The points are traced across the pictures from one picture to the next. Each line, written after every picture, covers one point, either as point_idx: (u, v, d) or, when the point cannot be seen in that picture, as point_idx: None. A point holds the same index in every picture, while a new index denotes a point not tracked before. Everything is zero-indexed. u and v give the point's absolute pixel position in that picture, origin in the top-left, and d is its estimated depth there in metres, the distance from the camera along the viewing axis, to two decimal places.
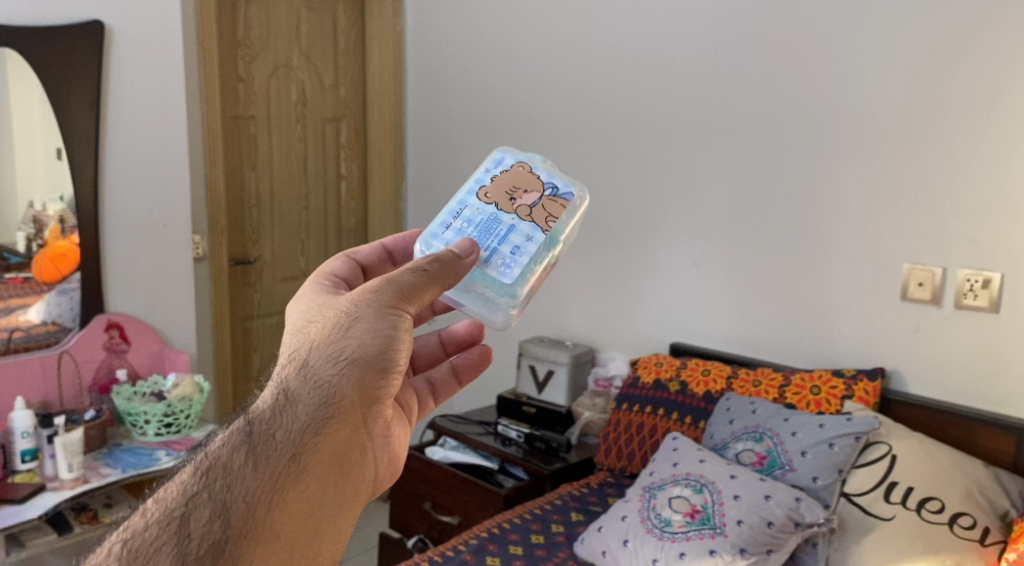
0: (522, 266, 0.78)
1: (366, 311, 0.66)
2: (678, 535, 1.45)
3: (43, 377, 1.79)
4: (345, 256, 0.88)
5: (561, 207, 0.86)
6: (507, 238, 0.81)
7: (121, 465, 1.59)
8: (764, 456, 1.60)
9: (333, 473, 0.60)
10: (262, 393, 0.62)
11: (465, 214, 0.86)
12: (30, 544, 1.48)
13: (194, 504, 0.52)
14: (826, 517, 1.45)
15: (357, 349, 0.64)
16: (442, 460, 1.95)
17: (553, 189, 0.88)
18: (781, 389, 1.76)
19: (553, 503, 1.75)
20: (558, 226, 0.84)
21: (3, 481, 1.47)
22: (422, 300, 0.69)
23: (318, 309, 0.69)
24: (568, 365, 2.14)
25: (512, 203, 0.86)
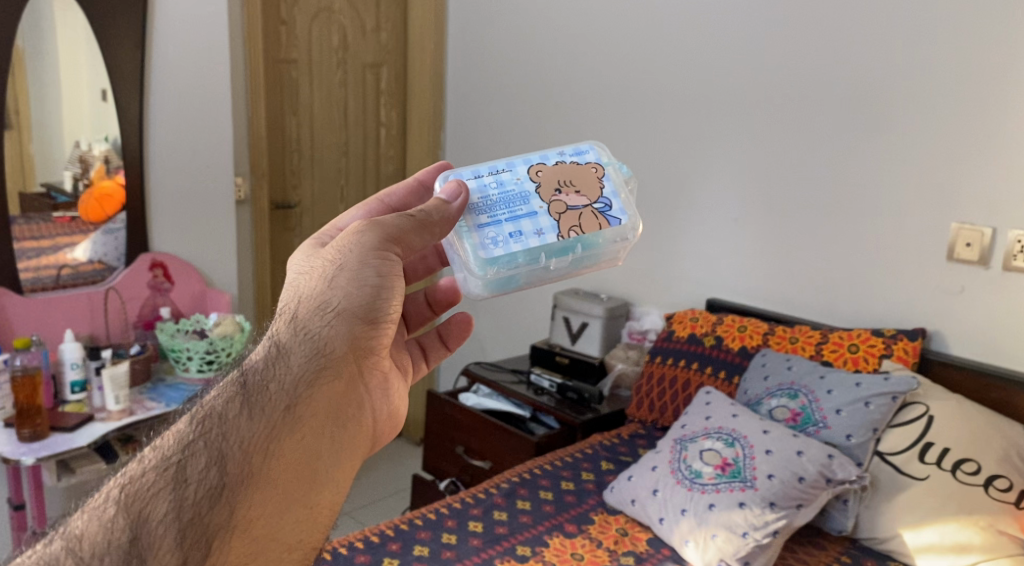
0: (506, 251, 0.86)
1: (350, 263, 0.74)
2: (708, 487, 1.51)
3: (91, 312, 1.83)
4: (376, 198, 0.92)
5: (598, 225, 0.91)
6: (518, 217, 0.90)
7: (165, 400, 1.61)
8: (798, 413, 1.61)
9: (329, 422, 0.68)
10: (258, 347, 0.70)
11: (502, 176, 0.95)
12: (81, 471, 1.50)
13: (191, 450, 0.59)
14: (858, 476, 1.50)
15: (345, 301, 0.72)
16: (475, 406, 1.97)
17: (604, 207, 0.94)
18: (819, 346, 1.74)
19: (584, 452, 1.77)
20: (577, 239, 0.90)
21: (54, 411, 1.53)
22: (405, 245, 0.77)
23: (306, 261, 0.76)
24: (602, 318, 2.12)
25: (549, 197, 0.94)
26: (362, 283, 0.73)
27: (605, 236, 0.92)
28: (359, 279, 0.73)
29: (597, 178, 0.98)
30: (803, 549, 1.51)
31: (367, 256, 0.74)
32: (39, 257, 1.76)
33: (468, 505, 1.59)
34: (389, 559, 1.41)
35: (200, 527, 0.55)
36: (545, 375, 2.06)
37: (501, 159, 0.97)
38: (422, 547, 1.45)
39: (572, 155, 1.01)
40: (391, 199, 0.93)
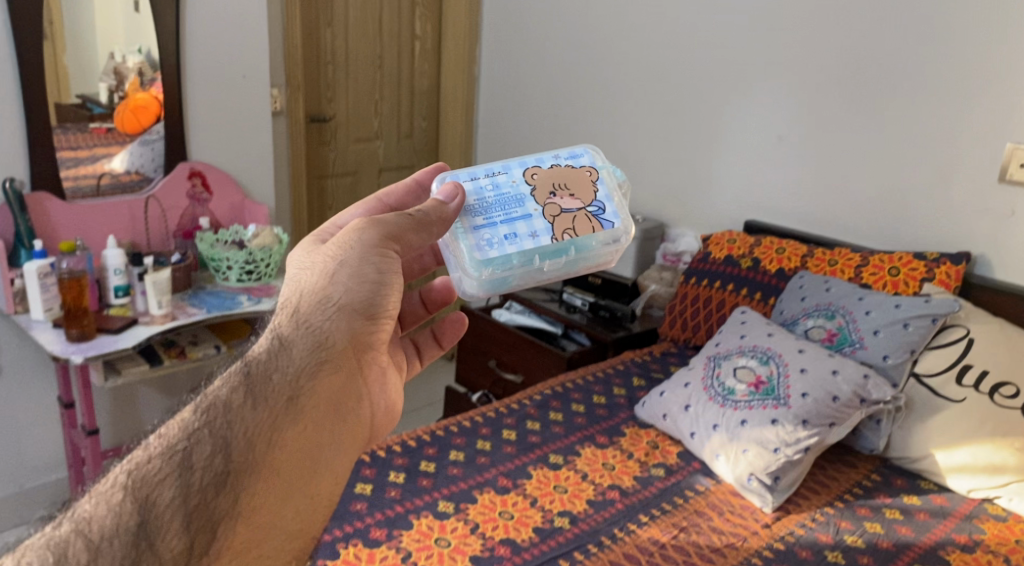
0: (502, 252, 0.86)
1: (350, 259, 0.74)
2: (741, 403, 1.55)
3: (132, 219, 1.87)
4: (374, 199, 0.93)
5: (591, 227, 0.91)
6: (511, 220, 0.89)
7: (206, 306, 1.63)
8: (834, 333, 1.61)
9: (329, 414, 0.68)
10: (260, 340, 0.70)
11: (497, 178, 0.95)
12: (126, 373, 1.52)
13: (196, 438, 0.59)
14: (893, 396, 1.51)
15: (345, 295, 0.72)
16: (508, 322, 2.02)
17: (597, 209, 0.93)
18: (858, 269, 1.72)
19: (617, 368, 1.84)
20: (571, 241, 0.90)
21: (99, 314, 1.56)
22: (404, 242, 0.77)
23: (308, 257, 0.77)
24: (637, 238, 2.15)
25: (542, 199, 0.93)
26: (362, 279, 0.73)
27: (598, 239, 0.91)
28: (360, 275, 0.73)
29: (591, 182, 0.97)
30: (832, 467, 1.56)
31: (366, 253, 0.74)
32: (78, 166, 1.77)
33: (503, 414, 1.68)
34: (426, 461, 1.52)
35: (206, 511, 0.56)
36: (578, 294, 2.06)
37: (497, 161, 0.96)
38: (458, 452, 1.56)
39: (567, 159, 1.00)
40: (389, 199, 0.94)
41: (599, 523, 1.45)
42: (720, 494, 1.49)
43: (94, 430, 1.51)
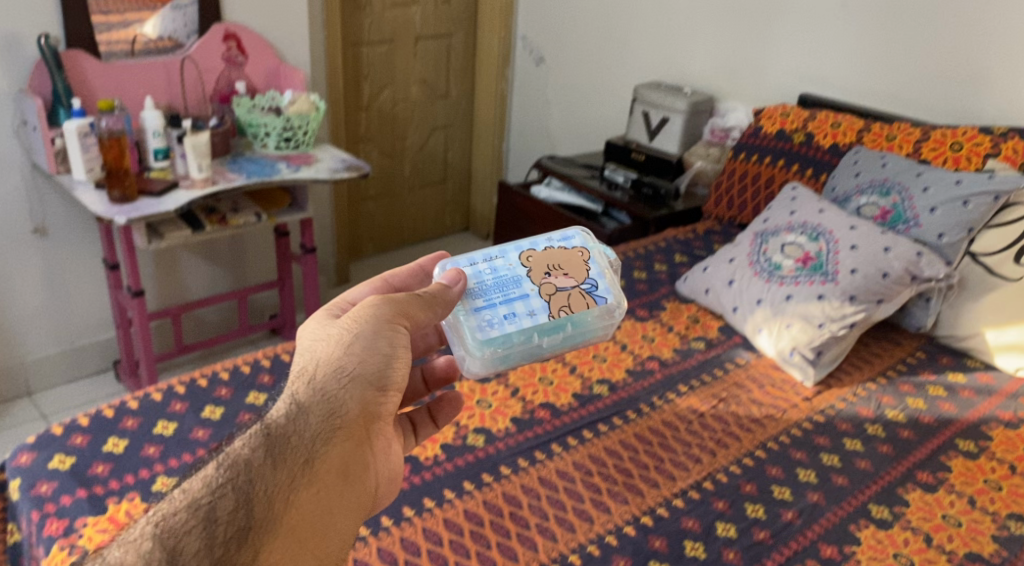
0: (502, 332, 0.96)
1: (364, 334, 0.85)
2: (787, 279, 1.55)
3: (167, 79, 2.01)
4: (379, 278, 1.01)
5: (586, 304, 1.01)
6: (510, 300, 1.00)
7: (245, 173, 1.61)
8: (888, 211, 1.60)
9: (338, 477, 0.78)
10: (279, 404, 0.80)
11: (496, 261, 1.04)
12: (168, 237, 1.53)
13: (220, 494, 0.68)
14: (945, 275, 1.49)
15: (358, 365, 0.83)
16: (548, 199, 2.30)
17: (590, 286, 1.03)
18: (917, 146, 1.70)
19: (660, 245, 2.00)
20: (567, 316, 1.00)
21: (140, 176, 1.56)
22: (413, 318, 0.88)
23: (324, 330, 0.88)
24: (685, 113, 2.23)
25: (536, 280, 1.03)
26: (375, 352, 0.85)
27: (591, 313, 1.01)
28: (371, 349, 0.85)
29: (583, 261, 1.08)
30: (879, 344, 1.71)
31: (379, 329, 0.86)
32: (111, 31, 1.89)
33: None
34: None
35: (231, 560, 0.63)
36: (620, 172, 2.27)
37: (495, 246, 1.06)
38: None
39: (559, 241, 1.11)
40: (395, 278, 1.02)
41: (637, 392, 1.55)
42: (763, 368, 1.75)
43: (140, 290, 1.54)
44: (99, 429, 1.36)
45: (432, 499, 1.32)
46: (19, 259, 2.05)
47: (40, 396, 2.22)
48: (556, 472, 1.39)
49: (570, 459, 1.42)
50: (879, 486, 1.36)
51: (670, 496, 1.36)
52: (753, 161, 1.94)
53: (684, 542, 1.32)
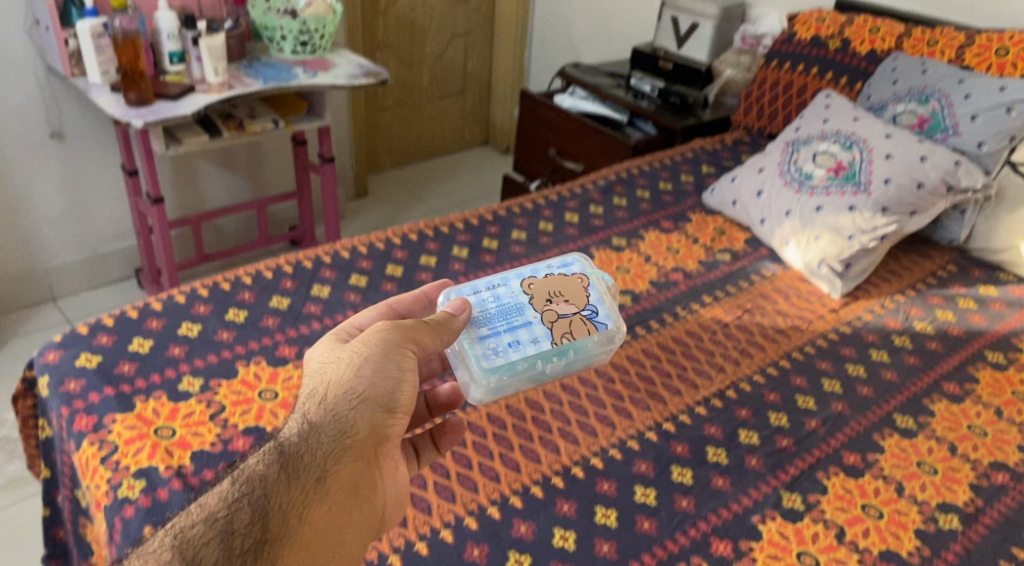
0: (507, 360, 1.02)
1: (375, 355, 0.87)
2: (818, 190, 1.56)
3: None
4: (383, 305, 1.05)
5: (586, 331, 1.07)
6: (514, 328, 1.06)
7: (261, 79, 1.72)
8: (926, 120, 1.64)
9: (347, 498, 0.80)
10: (291, 424, 0.83)
11: (499, 290, 1.11)
12: (187, 144, 1.61)
13: (236, 507, 0.70)
14: (983, 185, 1.49)
15: (370, 387, 0.85)
16: (572, 109, 2.29)
17: (591, 313, 1.10)
18: (960, 52, 1.73)
19: (685, 156, 2.00)
20: (569, 342, 1.06)
21: (157, 81, 1.66)
22: (421, 343, 0.91)
23: (334, 352, 0.90)
24: (714, 19, 2.29)
25: (539, 307, 1.10)
26: (385, 374, 0.87)
27: (591, 339, 1.08)
28: (382, 370, 0.87)
29: (582, 287, 1.14)
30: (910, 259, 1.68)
31: (389, 352, 0.88)
32: None
33: (568, 197, 1.83)
34: (489, 239, 1.64)
35: None
36: (647, 82, 2.26)
37: (497, 275, 1.13)
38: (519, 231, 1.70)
39: (559, 268, 1.18)
40: (398, 304, 1.08)
41: (662, 302, 1.55)
42: (787, 280, 1.68)
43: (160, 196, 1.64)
44: (123, 330, 1.38)
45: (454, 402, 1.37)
46: (39, 164, 2.15)
47: (64, 300, 2.37)
48: (579, 380, 1.42)
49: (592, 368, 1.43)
50: (904, 397, 1.40)
51: (693, 404, 1.39)
52: (784, 69, 1.99)
53: (706, 448, 1.32)
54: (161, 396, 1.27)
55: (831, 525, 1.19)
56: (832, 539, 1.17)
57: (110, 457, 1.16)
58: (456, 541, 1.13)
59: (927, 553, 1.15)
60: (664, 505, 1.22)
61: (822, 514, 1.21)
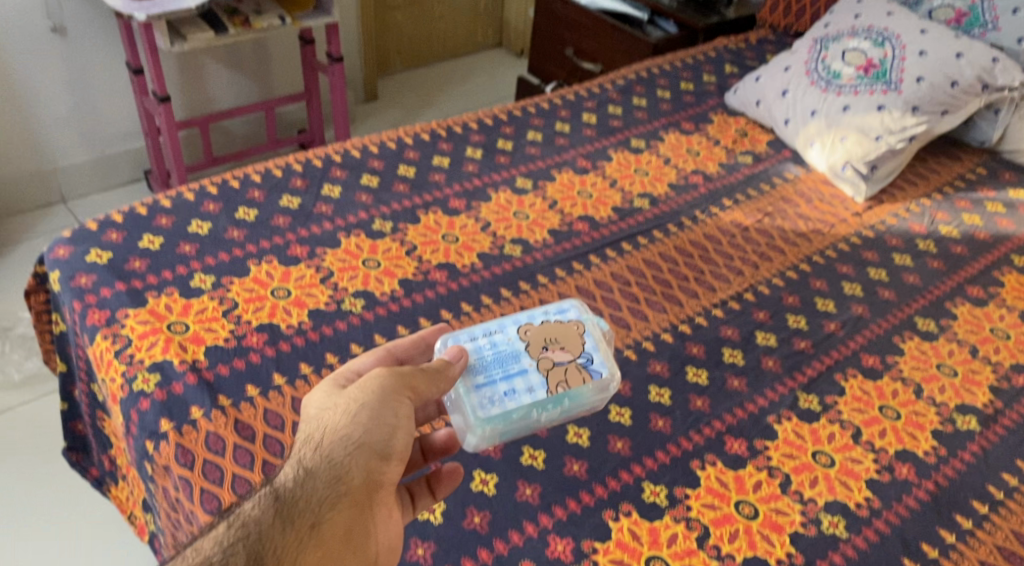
0: (502, 409, 0.91)
1: (371, 399, 0.80)
2: (846, 89, 1.61)
3: None
4: (379, 349, 0.95)
5: (582, 379, 0.96)
6: (509, 378, 0.94)
7: None
8: (963, 14, 1.67)
9: (342, 550, 0.72)
10: (286, 470, 0.76)
11: (493, 335, 1.00)
12: (191, 40, 1.68)
13: (230, 552, 0.63)
14: (1017, 82, 1.54)
15: (366, 432, 0.78)
16: (593, 8, 2.27)
17: (586, 360, 0.98)
18: None
19: (710, 55, 2.02)
20: (566, 391, 0.94)
21: None
22: (418, 389, 0.84)
23: (329, 398, 0.83)
24: None
25: (535, 353, 0.98)
26: (380, 421, 0.79)
27: (588, 389, 0.96)
28: (378, 416, 0.79)
29: (579, 334, 1.03)
30: (938, 161, 1.66)
31: (386, 396, 0.81)
32: None
33: (584, 98, 1.83)
34: (504, 142, 1.67)
35: None
36: None
37: (492, 320, 1.02)
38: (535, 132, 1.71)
39: (555, 314, 1.06)
40: (396, 349, 0.97)
41: (679, 206, 1.54)
42: (810, 183, 1.62)
43: (166, 95, 1.70)
44: (132, 226, 1.36)
45: (469, 303, 1.32)
46: (42, 58, 2.11)
47: (74, 203, 2.35)
48: (595, 283, 1.37)
49: (608, 270, 1.40)
50: (926, 300, 1.38)
51: (709, 306, 1.37)
52: None
53: (721, 349, 1.31)
54: (173, 292, 1.26)
55: (848, 426, 1.20)
56: (848, 439, 1.18)
57: (123, 351, 1.16)
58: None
59: (944, 452, 1.17)
60: (679, 404, 1.22)
61: (839, 415, 1.22)
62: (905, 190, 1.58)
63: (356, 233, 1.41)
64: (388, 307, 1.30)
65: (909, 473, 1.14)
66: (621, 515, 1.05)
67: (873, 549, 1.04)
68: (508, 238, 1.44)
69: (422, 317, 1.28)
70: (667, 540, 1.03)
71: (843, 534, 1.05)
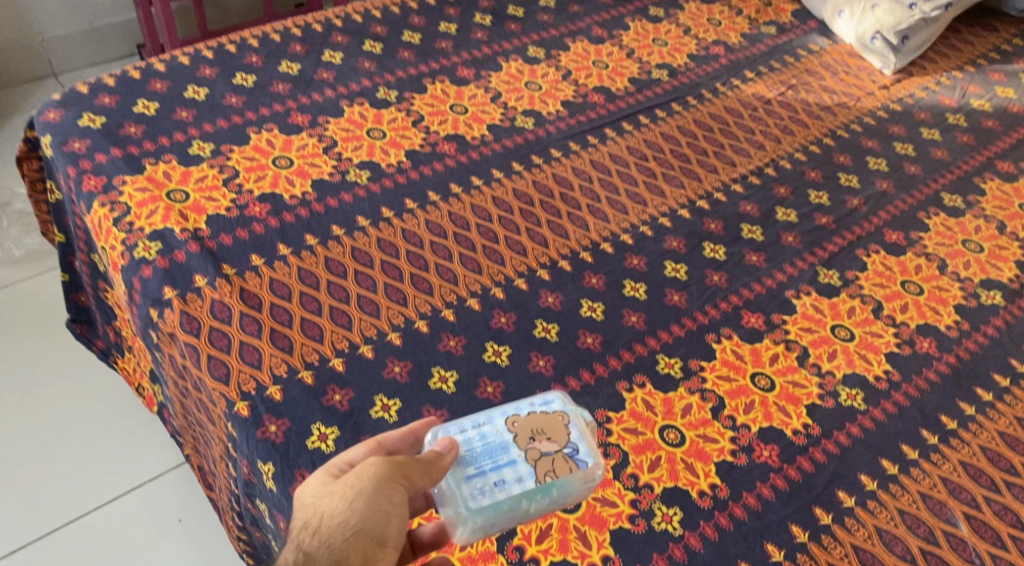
0: (490, 500, 0.69)
1: (368, 485, 0.64)
2: None
3: None
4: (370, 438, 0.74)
5: (570, 468, 0.73)
6: (497, 469, 0.71)
7: None
8: None
9: None
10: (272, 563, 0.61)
11: (478, 425, 0.76)
12: None
13: None
14: None
15: (360, 523, 0.62)
16: None
17: (573, 449, 0.74)
18: None
19: None
20: (556, 481, 0.72)
21: None
22: (420, 481, 0.67)
23: (324, 484, 0.66)
24: None
25: (527, 441, 0.75)
26: (377, 510, 0.64)
27: (577, 481, 0.73)
28: (376, 506, 0.64)
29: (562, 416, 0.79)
30: (968, 36, 1.69)
31: (384, 486, 0.65)
32: None
33: None
34: (515, 11, 1.64)
35: None
36: None
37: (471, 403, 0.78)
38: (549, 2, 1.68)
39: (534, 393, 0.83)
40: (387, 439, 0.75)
41: (700, 79, 1.52)
42: (836, 56, 1.61)
43: None
44: (126, 91, 1.31)
45: (480, 177, 1.27)
46: None
47: (65, 77, 2.27)
48: (609, 156, 1.33)
49: (624, 144, 1.36)
50: (954, 175, 1.35)
51: (729, 181, 1.32)
52: None
53: (741, 225, 1.25)
54: (171, 160, 1.21)
55: (869, 300, 1.14)
56: (869, 314, 1.12)
57: (123, 219, 1.12)
58: (482, 309, 1.07)
59: (966, 326, 1.11)
60: (695, 280, 1.15)
61: (860, 290, 1.15)
62: (938, 60, 1.62)
63: (359, 102, 1.37)
64: (394, 179, 1.25)
65: (930, 346, 1.08)
66: (635, 386, 1.00)
67: (891, 421, 0.98)
68: (520, 110, 1.40)
69: (431, 191, 1.23)
70: (682, 410, 0.97)
71: (861, 406, 0.99)
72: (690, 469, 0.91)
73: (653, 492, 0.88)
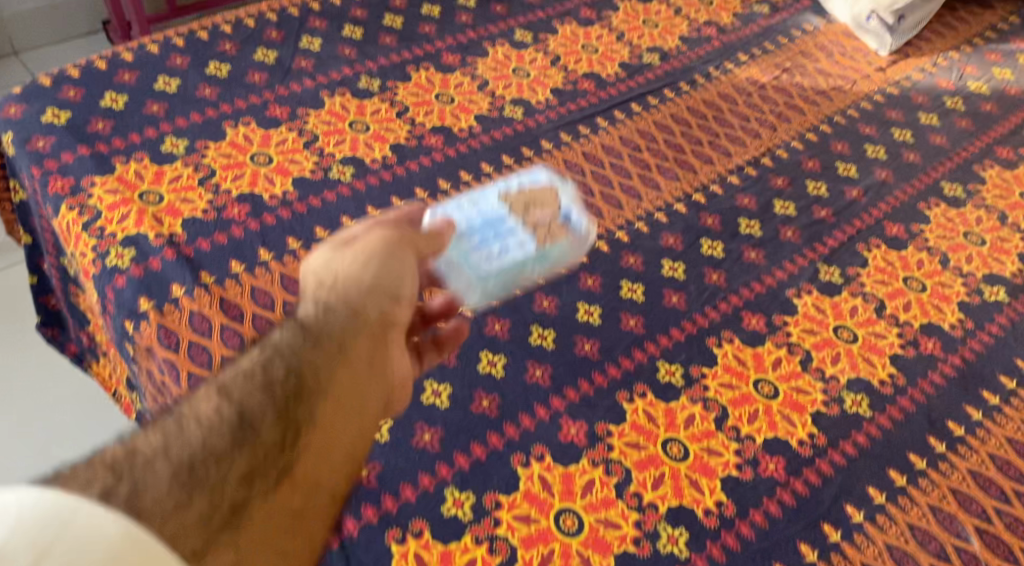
0: (495, 263, 0.86)
1: (376, 247, 0.76)
2: None
3: None
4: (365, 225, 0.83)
5: (563, 234, 0.92)
6: (500, 238, 0.88)
7: None
8: None
9: (348, 401, 0.65)
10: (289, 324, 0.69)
11: (479, 204, 0.93)
12: None
13: (228, 405, 0.57)
14: None
15: (371, 279, 0.74)
16: None
17: (565, 215, 0.95)
18: None
19: None
20: (552, 247, 0.91)
21: None
22: (420, 244, 0.81)
23: (327, 260, 0.76)
24: None
25: (523, 209, 0.93)
26: (387, 267, 0.75)
27: (568, 246, 0.93)
28: (386, 263, 0.75)
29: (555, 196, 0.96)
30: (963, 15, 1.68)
31: (390, 249, 0.77)
32: None
33: None
34: None
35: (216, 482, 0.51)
36: None
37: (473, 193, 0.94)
38: None
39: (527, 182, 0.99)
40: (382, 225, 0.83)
41: (690, 62, 1.48)
42: (831, 36, 1.57)
43: None
44: (91, 82, 1.25)
45: (469, 172, 1.22)
46: None
47: (26, 55, 2.17)
48: (602, 149, 1.29)
49: (617, 135, 1.31)
50: (954, 163, 1.33)
51: (726, 173, 1.28)
52: None
53: (738, 219, 1.21)
54: (143, 158, 1.15)
55: (872, 299, 1.11)
56: (872, 313, 1.09)
57: (92, 224, 1.05)
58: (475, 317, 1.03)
59: (971, 325, 1.09)
60: (693, 279, 1.12)
61: (862, 288, 1.12)
62: (936, 40, 1.59)
63: (340, 92, 1.31)
64: (380, 176, 1.19)
65: (935, 348, 1.05)
66: (636, 396, 0.96)
67: (897, 428, 0.95)
68: (507, 99, 1.35)
69: (418, 188, 1.18)
70: (684, 422, 0.94)
71: (867, 412, 0.97)
72: (695, 486, 0.88)
73: (658, 512, 0.85)
